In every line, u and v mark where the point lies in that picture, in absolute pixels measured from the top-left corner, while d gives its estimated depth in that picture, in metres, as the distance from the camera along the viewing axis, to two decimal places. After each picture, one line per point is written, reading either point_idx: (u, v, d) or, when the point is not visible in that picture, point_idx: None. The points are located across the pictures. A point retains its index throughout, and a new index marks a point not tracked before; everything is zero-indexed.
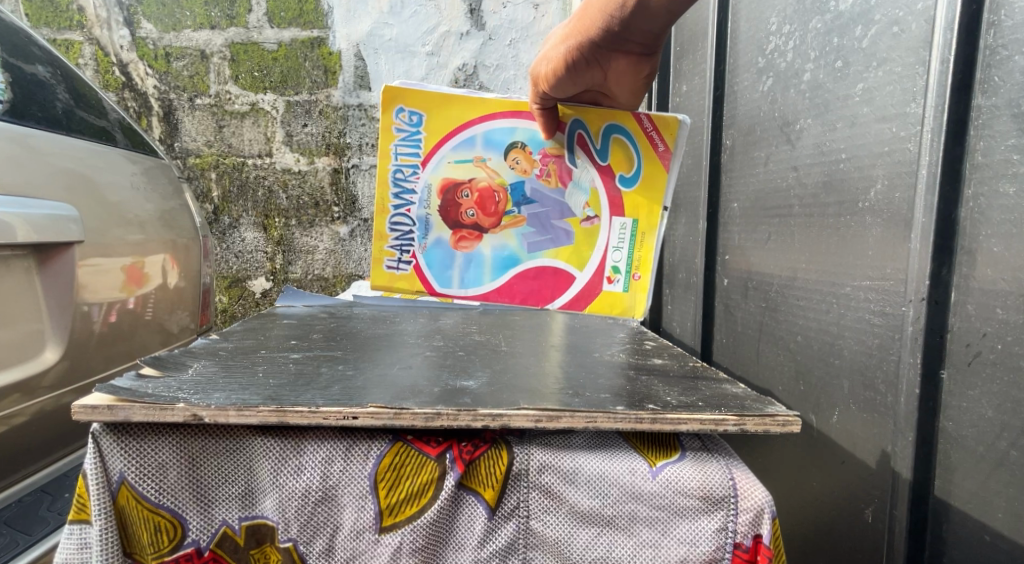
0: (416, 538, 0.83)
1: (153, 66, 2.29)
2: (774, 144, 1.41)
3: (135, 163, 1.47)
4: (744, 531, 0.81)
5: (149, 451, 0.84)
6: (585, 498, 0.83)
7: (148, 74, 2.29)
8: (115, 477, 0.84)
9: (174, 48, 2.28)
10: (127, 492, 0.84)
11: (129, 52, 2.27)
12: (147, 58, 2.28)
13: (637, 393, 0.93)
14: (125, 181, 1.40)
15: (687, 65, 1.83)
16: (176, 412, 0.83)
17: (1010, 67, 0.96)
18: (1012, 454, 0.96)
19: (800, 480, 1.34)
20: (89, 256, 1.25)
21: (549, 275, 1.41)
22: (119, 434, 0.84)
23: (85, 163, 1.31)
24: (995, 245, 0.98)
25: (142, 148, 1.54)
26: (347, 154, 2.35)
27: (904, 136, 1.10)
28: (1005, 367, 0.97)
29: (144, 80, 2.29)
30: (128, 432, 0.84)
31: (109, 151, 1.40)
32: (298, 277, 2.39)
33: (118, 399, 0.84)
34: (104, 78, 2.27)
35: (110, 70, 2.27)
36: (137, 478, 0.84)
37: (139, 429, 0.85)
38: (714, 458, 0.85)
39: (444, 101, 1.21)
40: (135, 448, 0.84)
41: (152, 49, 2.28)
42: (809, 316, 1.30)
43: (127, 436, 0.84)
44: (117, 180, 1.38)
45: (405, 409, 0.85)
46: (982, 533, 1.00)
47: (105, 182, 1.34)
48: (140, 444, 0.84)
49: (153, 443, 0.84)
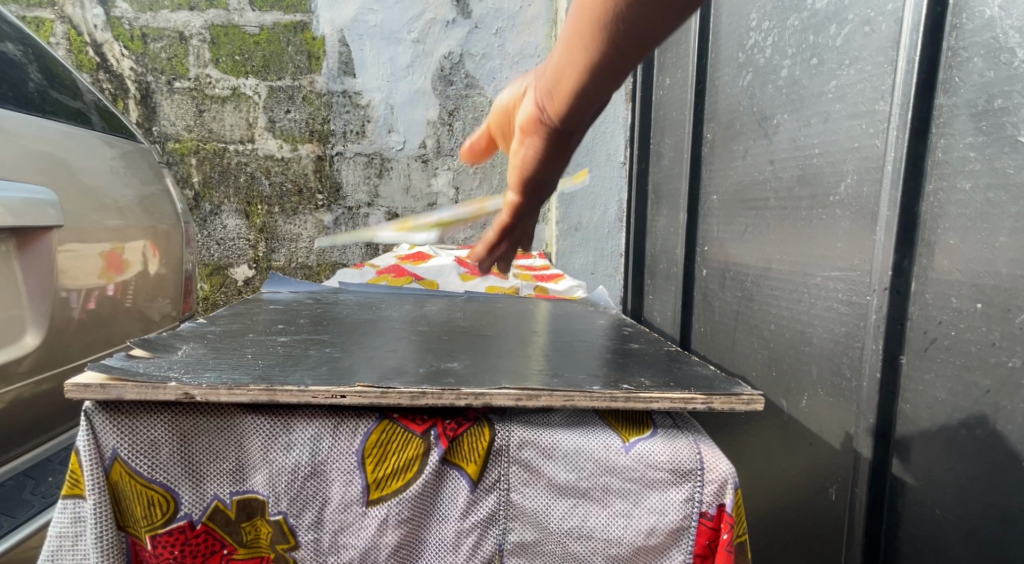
0: (401, 510, 0.87)
1: (128, 47, 2.28)
2: (752, 138, 1.47)
3: (113, 146, 1.49)
4: (709, 501, 0.86)
5: (141, 429, 0.88)
6: (562, 472, 0.88)
7: (124, 56, 2.28)
8: (108, 454, 0.87)
9: (151, 29, 2.28)
10: (120, 468, 0.87)
11: (104, 33, 2.26)
12: (123, 38, 2.27)
13: (614, 374, 0.98)
14: (104, 165, 1.42)
15: (670, 59, 1.93)
16: (167, 390, 0.87)
17: (970, 68, 1.01)
18: (961, 432, 1.01)
19: (771, 462, 1.39)
20: (66, 241, 1.25)
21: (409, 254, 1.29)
22: (111, 412, 0.87)
23: (61, 147, 1.32)
24: (952, 238, 1.03)
25: (119, 131, 1.56)
26: (331, 141, 2.34)
27: (873, 133, 1.15)
28: (958, 352, 1.02)
29: (120, 61, 2.28)
30: (121, 410, 0.88)
31: (86, 134, 1.41)
32: (280, 265, 2.39)
33: (110, 378, 0.88)
34: (78, 58, 2.26)
35: (84, 50, 2.26)
36: (129, 454, 0.87)
37: (131, 408, 0.88)
38: (683, 434, 0.90)
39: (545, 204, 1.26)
40: (127, 425, 0.87)
41: (128, 30, 2.27)
42: (781, 305, 1.35)
43: (119, 415, 0.87)
44: (95, 163, 1.39)
45: (391, 388, 0.89)
46: (933, 507, 1.06)
47: (82, 166, 1.35)
48: (132, 421, 0.88)
49: (145, 420, 0.88)
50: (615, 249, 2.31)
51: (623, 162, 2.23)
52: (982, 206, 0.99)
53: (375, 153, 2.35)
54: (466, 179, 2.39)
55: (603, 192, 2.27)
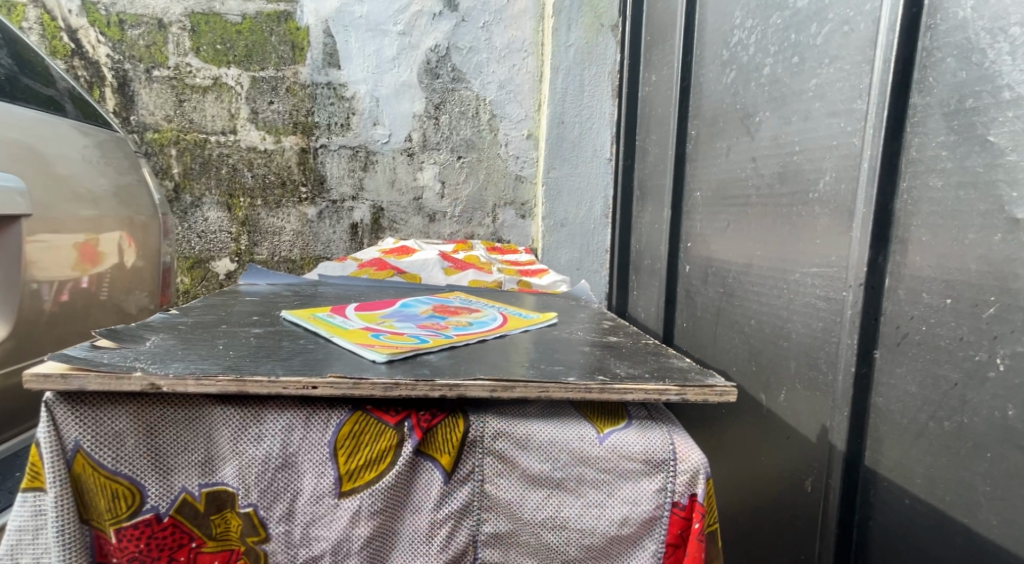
0: (374, 501, 0.87)
1: (105, 34, 2.18)
2: (735, 135, 1.47)
3: (86, 135, 1.47)
4: (681, 490, 0.87)
5: (106, 420, 0.87)
6: (536, 462, 0.88)
7: (100, 42, 2.18)
8: (69, 446, 0.85)
9: (128, 15, 2.18)
10: (83, 460, 0.86)
11: (79, 18, 2.16)
12: (99, 24, 2.17)
13: (590, 366, 0.98)
14: (76, 154, 1.40)
15: (656, 55, 1.95)
16: (132, 381, 0.85)
17: (943, 68, 1.02)
18: (931, 425, 1.03)
19: (749, 455, 1.40)
20: (36, 232, 1.23)
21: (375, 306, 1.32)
22: (73, 403, 0.86)
23: (31, 134, 1.29)
24: (924, 235, 1.04)
25: (92, 119, 1.54)
26: (315, 133, 2.26)
27: (850, 131, 1.16)
28: (928, 346, 1.03)
29: (96, 48, 2.18)
30: (83, 401, 0.86)
31: (58, 122, 1.40)
32: (264, 258, 2.29)
33: (72, 367, 0.86)
34: (52, 44, 2.16)
35: (58, 36, 2.16)
36: (92, 446, 0.86)
37: (95, 399, 0.87)
38: (656, 426, 0.91)
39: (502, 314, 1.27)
40: (91, 417, 0.86)
41: (104, 16, 2.17)
42: (762, 301, 1.36)
43: (82, 406, 0.86)
44: (68, 152, 1.37)
45: (364, 379, 0.89)
46: (903, 498, 1.07)
47: (53, 154, 1.32)
48: (95, 413, 0.86)
49: (110, 412, 0.87)
50: (601, 245, 2.27)
51: (610, 157, 2.23)
52: (953, 203, 1.00)
53: (360, 147, 2.28)
54: (452, 173, 2.32)
55: (590, 187, 2.25)
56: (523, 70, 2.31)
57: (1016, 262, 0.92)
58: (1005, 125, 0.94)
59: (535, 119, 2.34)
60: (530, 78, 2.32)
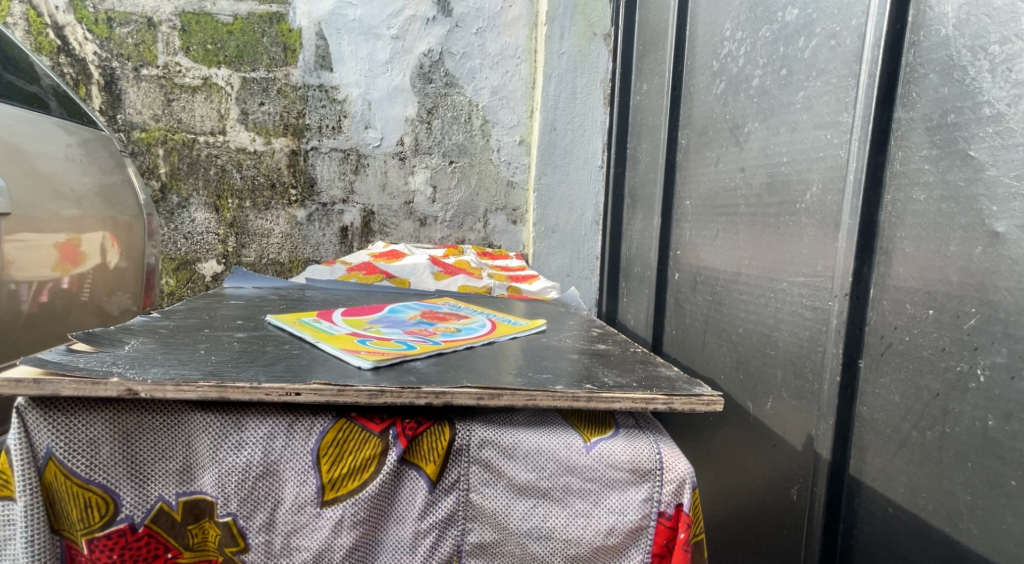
0: (358, 511, 0.86)
1: (92, 31, 2.16)
2: (724, 145, 1.48)
3: (71, 134, 1.46)
4: (668, 500, 0.88)
5: (80, 427, 0.86)
6: (522, 471, 0.88)
7: (87, 39, 2.16)
8: (42, 453, 0.84)
9: (117, 13, 2.17)
10: (55, 468, 0.85)
11: (66, 14, 2.15)
12: (87, 21, 2.16)
13: (579, 374, 0.98)
14: (60, 153, 1.39)
15: (648, 64, 1.96)
16: (108, 387, 0.84)
17: (926, 83, 1.02)
18: (913, 435, 1.03)
19: (737, 462, 1.41)
20: (15, 231, 1.21)
21: (360, 310, 1.33)
22: (45, 409, 0.85)
23: (16, 132, 1.29)
24: (908, 246, 1.05)
25: (77, 118, 1.53)
26: (306, 135, 2.25)
27: (837, 143, 1.16)
28: (911, 357, 1.03)
29: (82, 45, 2.16)
30: (56, 407, 0.85)
31: (41, 119, 1.39)
32: (252, 260, 2.28)
33: (45, 372, 0.85)
34: (38, 40, 2.14)
35: (44, 32, 2.15)
36: (66, 454, 0.85)
37: (69, 404, 0.86)
38: (644, 435, 0.91)
39: (489, 323, 1.29)
40: (64, 423, 0.85)
41: (92, 13, 2.16)
42: (750, 310, 1.37)
43: (54, 411, 0.85)
44: (51, 151, 1.36)
45: (349, 386, 0.88)
46: (886, 506, 1.07)
47: (37, 152, 1.32)
48: (69, 420, 0.85)
49: (83, 418, 0.86)
50: (592, 252, 2.28)
51: (601, 165, 2.24)
52: (936, 216, 1.01)
53: (351, 149, 2.27)
54: (444, 178, 2.32)
55: (581, 195, 2.26)
56: (516, 76, 2.32)
57: (996, 274, 0.93)
58: (985, 140, 0.94)
59: (528, 124, 2.34)
60: (523, 85, 2.33)
